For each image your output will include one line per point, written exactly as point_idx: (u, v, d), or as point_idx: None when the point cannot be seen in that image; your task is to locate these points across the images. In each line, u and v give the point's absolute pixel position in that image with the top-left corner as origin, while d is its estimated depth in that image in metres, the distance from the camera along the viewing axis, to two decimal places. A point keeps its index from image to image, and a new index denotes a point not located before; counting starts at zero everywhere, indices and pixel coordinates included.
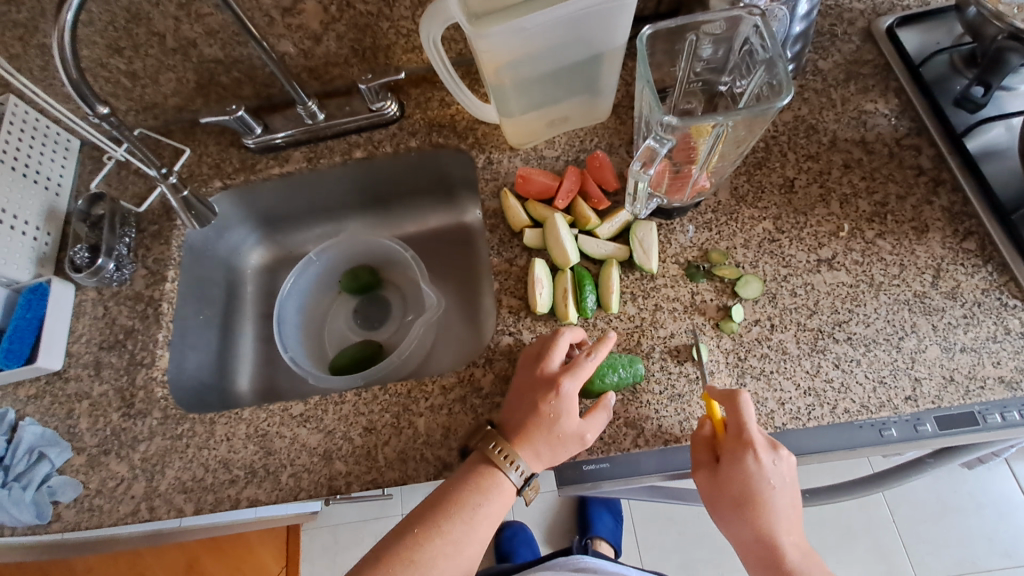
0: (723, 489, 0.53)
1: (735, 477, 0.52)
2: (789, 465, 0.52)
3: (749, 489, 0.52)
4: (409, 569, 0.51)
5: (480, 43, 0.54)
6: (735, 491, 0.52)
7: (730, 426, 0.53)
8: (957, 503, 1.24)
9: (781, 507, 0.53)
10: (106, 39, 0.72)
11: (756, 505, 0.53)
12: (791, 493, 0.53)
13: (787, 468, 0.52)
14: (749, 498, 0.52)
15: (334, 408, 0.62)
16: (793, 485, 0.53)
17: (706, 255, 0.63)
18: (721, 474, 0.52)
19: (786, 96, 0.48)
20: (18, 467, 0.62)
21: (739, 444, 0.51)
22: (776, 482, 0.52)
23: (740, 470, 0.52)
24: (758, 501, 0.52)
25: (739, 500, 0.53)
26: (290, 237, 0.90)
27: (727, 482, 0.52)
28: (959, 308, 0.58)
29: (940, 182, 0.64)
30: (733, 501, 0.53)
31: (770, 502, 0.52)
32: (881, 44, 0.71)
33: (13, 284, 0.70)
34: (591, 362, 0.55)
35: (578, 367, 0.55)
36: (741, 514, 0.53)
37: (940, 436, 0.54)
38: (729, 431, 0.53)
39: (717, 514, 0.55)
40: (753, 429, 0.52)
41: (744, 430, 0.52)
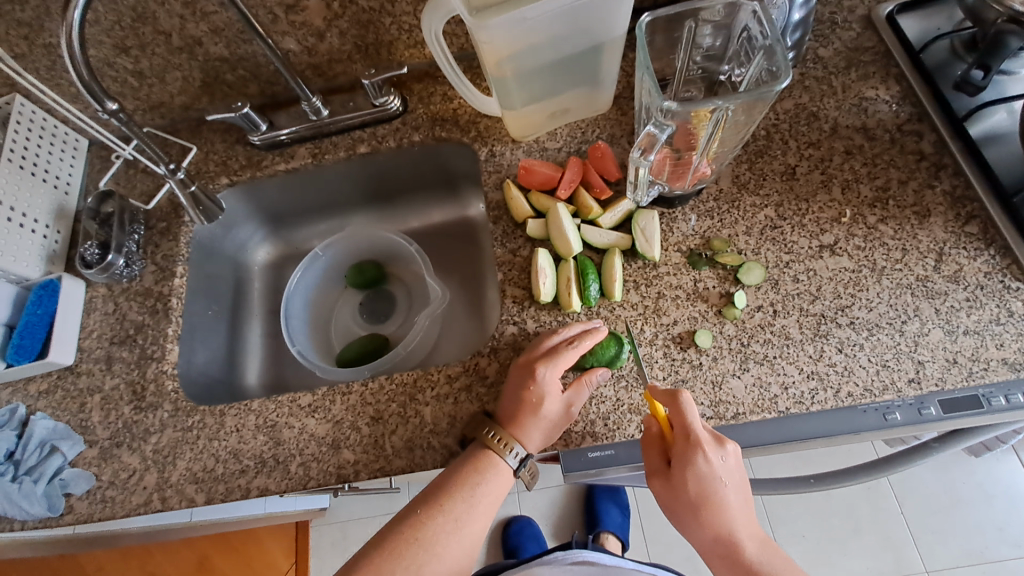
0: (677, 492, 0.53)
1: (687, 479, 0.52)
2: (735, 460, 0.53)
3: (700, 486, 0.52)
4: (413, 547, 0.52)
5: (481, 35, 0.55)
6: (688, 490, 0.52)
7: (676, 425, 0.53)
8: (965, 494, 1.23)
9: (736, 504, 0.53)
10: (113, 38, 0.73)
11: (712, 505, 0.53)
12: (741, 486, 0.54)
13: (735, 462, 0.52)
14: (703, 498, 0.52)
15: (342, 398, 0.62)
16: (741, 481, 0.54)
17: (708, 243, 0.63)
18: (675, 477, 0.53)
19: (786, 80, 0.48)
20: (30, 461, 0.63)
21: (686, 442, 0.52)
22: (726, 479, 0.52)
23: (691, 470, 0.52)
24: (713, 499, 0.52)
25: (695, 502, 0.52)
26: (296, 232, 0.91)
27: (679, 485, 0.53)
28: (961, 291, 0.58)
29: (942, 167, 0.64)
30: (689, 505, 0.53)
31: (723, 500, 0.53)
32: (881, 31, 0.71)
33: (24, 281, 0.72)
34: (573, 349, 0.56)
35: (561, 356, 0.56)
36: (698, 518, 0.53)
37: (945, 420, 0.54)
38: (676, 430, 0.53)
39: (674, 518, 0.55)
40: (697, 425, 0.52)
41: (689, 428, 0.52)
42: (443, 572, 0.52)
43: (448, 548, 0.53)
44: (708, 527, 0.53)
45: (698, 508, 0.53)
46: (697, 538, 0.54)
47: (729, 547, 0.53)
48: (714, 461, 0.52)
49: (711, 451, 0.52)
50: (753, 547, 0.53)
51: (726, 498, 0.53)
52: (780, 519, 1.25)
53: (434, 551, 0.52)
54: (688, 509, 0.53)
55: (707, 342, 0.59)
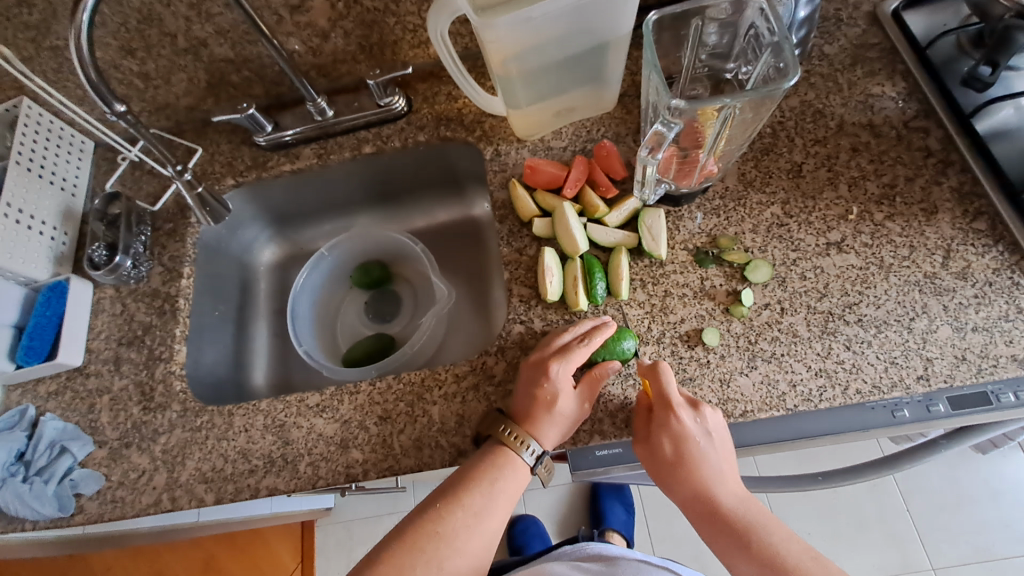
0: (656, 454, 0.54)
1: (663, 440, 0.54)
2: (713, 421, 0.54)
3: (676, 446, 0.53)
4: (433, 541, 0.52)
5: (487, 34, 0.55)
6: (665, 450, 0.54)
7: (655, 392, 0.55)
8: (971, 491, 1.23)
9: (717, 466, 0.54)
10: (120, 40, 0.73)
11: (691, 465, 0.54)
12: (724, 448, 0.54)
13: (713, 423, 0.54)
14: (681, 459, 0.54)
15: (350, 398, 0.63)
16: (725, 444, 0.54)
17: (714, 241, 0.63)
18: (652, 439, 0.54)
19: (793, 76, 0.48)
20: (40, 461, 0.63)
21: (661, 404, 0.54)
22: (703, 439, 0.53)
23: (668, 431, 0.53)
24: (691, 460, 0.54)
25: (673, 461, 0.54)
26: (301, 233, 0.91)
27: (658, 444, 0.54)
28: (970, 288, 0.58)
29: (949, 163, 0.64)
30: (669, 464, 0.54)
31: (702, 461, 0.54)
32: (887, 28, 0.71)
33: (32, 282, 0.72)
34: (585, 346, 0.56)
35: (572, 352, 0.56)
36: (676, 477, 0.54)
37: (954, 417, 0.54)
38: (654, 395, 0.55)
39: (659, 483, 0.56)
40: (672, 387, 0.54)
41: (665, 392, 0.54)
42: (463, 565, 0.53)
43: (469, 542, 0.53)
44: (688, 485, 0.54)
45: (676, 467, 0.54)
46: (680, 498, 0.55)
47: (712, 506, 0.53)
48: (688, 420, 0.53)
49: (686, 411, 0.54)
50: (737, 506, 0.53)
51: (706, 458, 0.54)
52: (786, 516, 1.25)
53: (455, 546, 0.53)
54: (668, 468, 0.54)
55: (714, 341, 0.59)
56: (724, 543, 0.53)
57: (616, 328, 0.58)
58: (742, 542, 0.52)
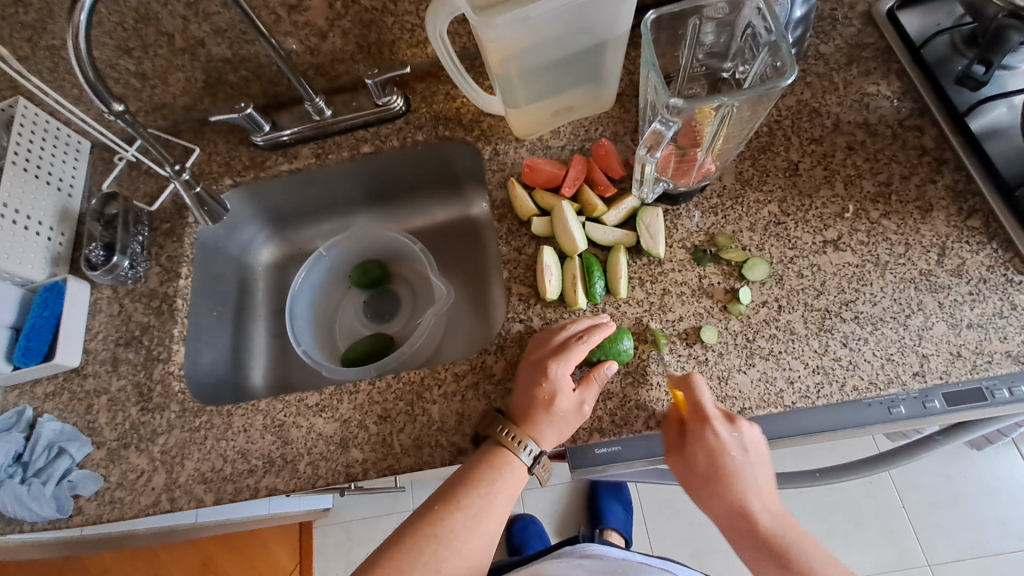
0: (689, 468, 0.55)
1: (697, 456, 0.54)
2: (751, 440, 0.54)
3: (713, 462, 0.54)
4: (432, 543, 0.53)
5: (486, 34, 0.55)
6: (701, 466, 0.55)
7: (691, 408, 0.55)
8: (966, 487, 1.24)
9: (752, 480, 0.55)
10: (116, 40, 0.73)
11: (726, 481, 0.55)
12: (761, 465, 0.55)
13: (751, 441, 0.54)
14: (714, 475, 0.55)
15: (349, 397, 0.63)
16: (761, 460, 0.55)
17: (712, 240, 0.63)
18: (685, 454, 0.55)
19: (791, 75, 0.48)
20: (38, 462, 0.63)
21: (697, 421, 0.54)
22: (736, 458, 0.54)
23: (704, 447, 0.54)
24: (724, 476, 0.54)
25: (705, 475, 0.55)
26: (299, 233, 0.91)
27: (691, 460, 0.55)
28: (964, 285, 0.58)
29: (944, 162, 0.64)
30: (703, 478, 0.55)
31: (736, 479, 0.54)
32: (882, 27, 0.71)
33: (29, 283, 0.72)
34: (583, 345, 0.56)
35: (570, 352, 0.56)
36: (711, 488, 0.56)
37: (950, 412, 0.55)
38: (689, 410, 0.55)
39: (692, 492, 0.57)
40: (708, 404, 0.54)
41: (700, 408, 0.54)
42: (462, 567, 0.53)
43: (468, 543, 0.53)
44: (719, 497, 0.56)
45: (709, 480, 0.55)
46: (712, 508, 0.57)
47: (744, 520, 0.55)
48: (723, 439, 0.54)
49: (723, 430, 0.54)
50: (770, 522, 0.55)
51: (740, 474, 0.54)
52: None
53: (453, 547, 0.53)
54: (701, 481, 0.56)
55: (713, 338, 0.59)
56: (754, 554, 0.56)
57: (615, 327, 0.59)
58: (770, 557, 0.54)
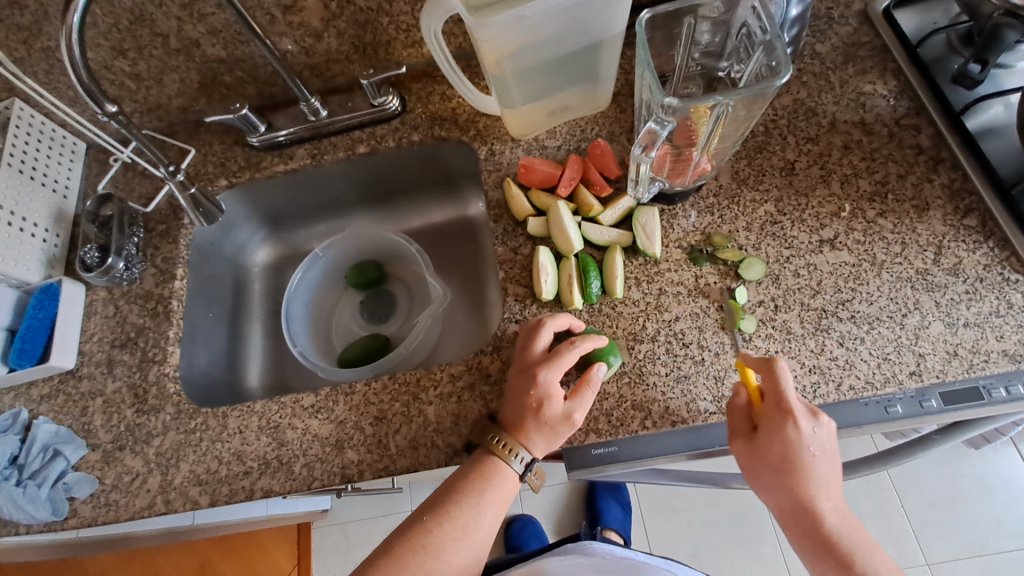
0: (761, 459, 0.53)
1: (774, 448, 0.53)
2: (828, 433, 0.53)
3: (789, 454, 0.52)
4: (420, 555, 0.52)
5: (480, 33, 0.55)
6: (774, 457, 0.53)
7: (767, 397, 0.54)
8: (966, 486, 1.24)
9: (823, 476, 0.53)
10: (111, 41, 0.73)
11: (799, 474, 0.53)
12: (832, 461, 0.53)
13: (826, 435, 0.53)
14: (786, 469, 0.53)
15: (345, 399, 0.62)
16: (829, 455, 0.54)
17: (708, 239, 0.63)
18: (758, 445, 0.53)
19: (785, 74, 0.48)
20: (33, 465, 0.63)
21: (777, 411, 0.53)
22: (813, 451, 0.52)
23: (781, 438, 0.52)
24: (796, 470, 0.53)
25: (776, 468, 0.53)
26: (295, 234, 0.91)
27: (765, 452, 0.53)
28: (961, 284, 0.58)
29: (940, 161, 0.64)
30: (774, 471, 0.53)
31: (808, 473, 0.53)
32: (878, 26, 0.71)
33: (24, 285, 0.71)
34: (573, 351, 0.56)
35: (560, 358, 0.55)
36: (778, 482, 0.54)
37: (947, 412, 0.55)
38: (767, 400, 0.54)
39: (755, 483, 0.55)
40: (791, 394, 0.53)
41: (782, 398, 0.53)
42: None
43: (456, 555, 0.53)
44: (788, 493, 0.54)
45: (780, 475, 0.53)
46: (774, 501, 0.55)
47: (809, 517, 0.54)
48: (805, 431, 0.52)
49: (806, 422, 0.52)
50: (836, 520, 0.54)
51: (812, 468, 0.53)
52: None
53: (441, 559, 0.53)
54: (770, 475, 0.54)
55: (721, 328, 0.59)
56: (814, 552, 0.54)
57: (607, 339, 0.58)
58: (835, 556, 0.53)
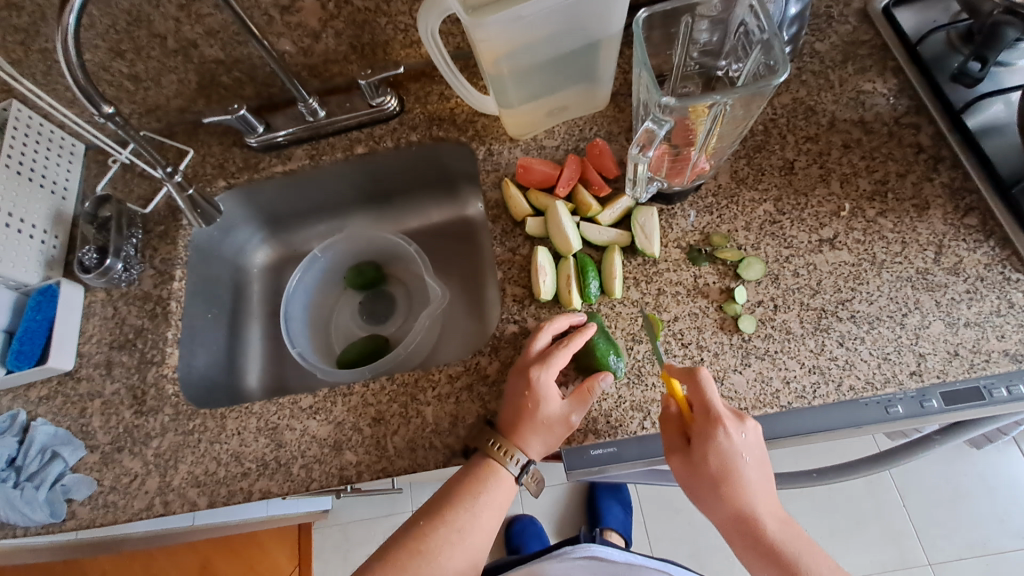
0: (694, 472, 0.53)
1: (707, 460, 0.52)
2: (755, 440, 0.52)
3: (724, 464, 0.52)
4: (416, 559, 0.52)
5: (478, 33, 0.55)
6: (710, 469, 0.52)
7: (696, 408, 0.53)
8: (967, 486, 1.24)
9: (756, 482, 0.53)
10: (109, 42, 0.73)
11: (734, 483, 0.52)
12: (764, 465, 0.53)
13: (754, 442, 0.52)
14: (719, 480, 0.52)
15: (343, 399, 0.62)
16: (760, 463, 0.53)
17: (707, 239, 0.63)
18: (691, 457, 0.53)
19: (784, 73, 0.48)
20: (30, 467, 0.63)
21: (706, 421, 0.52)
22: (743, 460, 0.52)
23: (714, 450, 0.52)
24: (728, 480, 0.52)
25: (709, 480, 0.52)
26: (294, 234, 0.91)
27: (698, 464, 0.52)
28: (962, 283, 0.58)
29: (941, 159, 0.64)
30: (707, 484, 0.53)
31: (742, 482, 0.53)
32: (877, 25, 0.71)
33: (22, 286, 0.71)
34: (564, 350, 0.56)
35: (552, 359, 0.56)
36: (717, 493, 0.53)
37: (947, 412, 0.54)
38: (695, 409, 0.53)
39: (694, 495, 0.54)
40: (717, 403, 0.52)
41: (709, 407, 0.52)
42: None
43: (453, 559, 0.53)
44: (724, 504, 0.53)
45: (714, 486, 0.53)
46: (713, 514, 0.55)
47: (748, 527, 0.53)
48: (733, 441, 0.52)
49: (734, 431, 0.52)
50: (775, 525, 0.53)
51: (746, 477, 0.52)
52: None
53: (438, 563, 0.52)
54: (705, 487, 0.53)
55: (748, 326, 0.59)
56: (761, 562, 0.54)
57: (596, 331, 0.58)
58: (774, 562, 0.52)
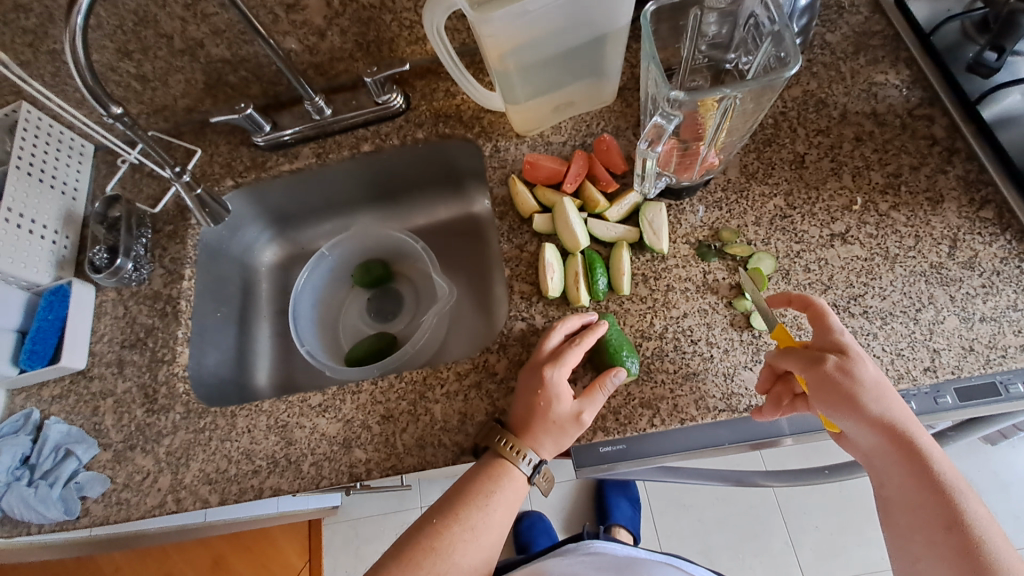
0: (847, 396, 0.49)
1: (855, 378, 0.49)
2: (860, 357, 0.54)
3: (872, 371, 0.50)
4: (430, 558, 0.52)
5: (483, 29, 0.55)
6: (865, 373, 0.50)
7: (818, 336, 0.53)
8: (982, 482, 1.22)
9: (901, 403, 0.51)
10: (116, 43, 0.73)
11: (887, 395, 0.50)
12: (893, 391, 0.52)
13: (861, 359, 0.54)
14: (869, 401, 0.49)
15: (352, 397, 0.63)
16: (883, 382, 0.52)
17: (717, 234, 0.62)
18: (835, 381, 0.49)
19: (795, 65, 0.47)
20: (45, 465, 0.64)
21: (828, 342, 0.52)
22: (881, 376, 0.50)
23: (857, 355, 0.51)
24: (878, 399, 0.49)
25: (861, 404, 0.49)
26: (301, 233, 0.91)
27: (846, 383, 0.49)
28: (977, 278, 0.57)
29: (955, 151, 0.63)
30: (860, 406, 0.49)
31: (894, 409, 0.49)
32: (890, 15, 0.70)
33: (35, 287, 0.72)
34: (576, 348, 0.56)
35: (564, 357, 0.56)
36: (877, 402, 0.49)
37: (961, 408, 0.54)
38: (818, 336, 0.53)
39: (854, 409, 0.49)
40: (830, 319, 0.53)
41: (829, 329, 0.53)
42: None
43: (466, 557, 0.53)
44: (877, 430, 0.49)
45: (867, 410, 0.49)
46: (864, 444, 0.51)
47: (908, 453, 0.49)
48: (863, 355, 0.51)
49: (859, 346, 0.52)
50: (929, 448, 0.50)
51: (892, 395, 0.50)
52: (793, 510, 1.24)
53: (452, 560, 0.52)
54: (857, 413, 0.49)
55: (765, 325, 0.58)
56: (925, 507, 0.49)
57: (609, 330, 0.58)
58: (932, 481, 0.48)
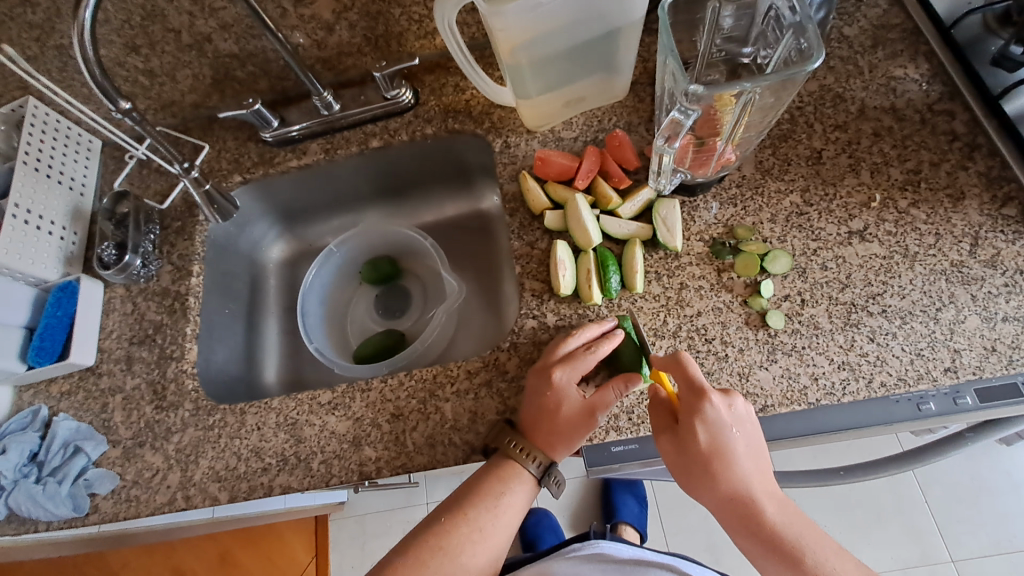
0: (684, 464, 0.51)
1: (690, 447, 0.50)
2: (745, 414, 0.51)
3: (713, 439, 0.50)
4: (437, 557, 0.52)
5: (496, 22, 0.54)
6: (700, 443, 0.50)
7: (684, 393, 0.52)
8: (993, 482, 1.21)
9: (748, 470, 0.50)
10: (124, 37, 0.73)
11: (726, 464, 0.49)
12: (758, 451, 0.51)
13: (746, 416, 0.51)
14: (703, 471, 0.50)
15: (362, 395, 0.62)
16: (757, 445, 0.51)
17: (731, 231, 0.61)
18: (671, 449, 0.51)
19: (818, 58, 0.46)
20: (53, 462, 0.64)
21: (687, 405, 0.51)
22: (726, 443, 0.50)
23: (704, 422, 0.50)
24: (716, 468, 0.50)
25: (695, 473, 0.50)
26: (309, 229, 0.90)
27: (691, 462, 0.50)
28: (999, 277, 0.56)
29: (976, 147, 0.61)
30: (701, 480, 0.50)
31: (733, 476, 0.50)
32: (908, 8, 0.69)
33: (42, 283, 0.72)
34: (588, 354, 0.55)
35: (575, 362, 0.55)
36: (713, 472, 0.49)
37: (983, 409, 0.53)
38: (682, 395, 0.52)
39: (688, 478, 0.51)
40: (701, 381, 0.51)
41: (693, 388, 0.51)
42: None
43: (473, 558, 0.52)
44: (718, 498, 0.50)
45: (702, 479, 0.50)
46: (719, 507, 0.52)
47: (750, 520, 0.49)
48: (717, 419, 0.50)
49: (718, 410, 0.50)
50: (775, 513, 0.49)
51: (735, 465, 0.50)
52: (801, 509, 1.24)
53: (459, 561, 0.52)
54: (694, 480, 0.51)
55: (780, 323, 0.57)
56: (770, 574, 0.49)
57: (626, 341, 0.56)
58: (778, 552, 0.48)
